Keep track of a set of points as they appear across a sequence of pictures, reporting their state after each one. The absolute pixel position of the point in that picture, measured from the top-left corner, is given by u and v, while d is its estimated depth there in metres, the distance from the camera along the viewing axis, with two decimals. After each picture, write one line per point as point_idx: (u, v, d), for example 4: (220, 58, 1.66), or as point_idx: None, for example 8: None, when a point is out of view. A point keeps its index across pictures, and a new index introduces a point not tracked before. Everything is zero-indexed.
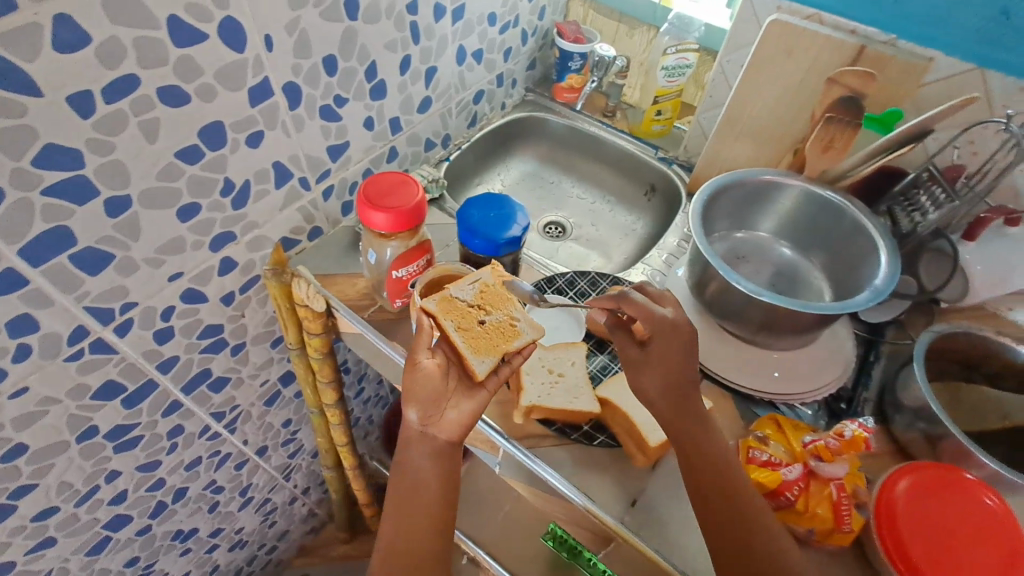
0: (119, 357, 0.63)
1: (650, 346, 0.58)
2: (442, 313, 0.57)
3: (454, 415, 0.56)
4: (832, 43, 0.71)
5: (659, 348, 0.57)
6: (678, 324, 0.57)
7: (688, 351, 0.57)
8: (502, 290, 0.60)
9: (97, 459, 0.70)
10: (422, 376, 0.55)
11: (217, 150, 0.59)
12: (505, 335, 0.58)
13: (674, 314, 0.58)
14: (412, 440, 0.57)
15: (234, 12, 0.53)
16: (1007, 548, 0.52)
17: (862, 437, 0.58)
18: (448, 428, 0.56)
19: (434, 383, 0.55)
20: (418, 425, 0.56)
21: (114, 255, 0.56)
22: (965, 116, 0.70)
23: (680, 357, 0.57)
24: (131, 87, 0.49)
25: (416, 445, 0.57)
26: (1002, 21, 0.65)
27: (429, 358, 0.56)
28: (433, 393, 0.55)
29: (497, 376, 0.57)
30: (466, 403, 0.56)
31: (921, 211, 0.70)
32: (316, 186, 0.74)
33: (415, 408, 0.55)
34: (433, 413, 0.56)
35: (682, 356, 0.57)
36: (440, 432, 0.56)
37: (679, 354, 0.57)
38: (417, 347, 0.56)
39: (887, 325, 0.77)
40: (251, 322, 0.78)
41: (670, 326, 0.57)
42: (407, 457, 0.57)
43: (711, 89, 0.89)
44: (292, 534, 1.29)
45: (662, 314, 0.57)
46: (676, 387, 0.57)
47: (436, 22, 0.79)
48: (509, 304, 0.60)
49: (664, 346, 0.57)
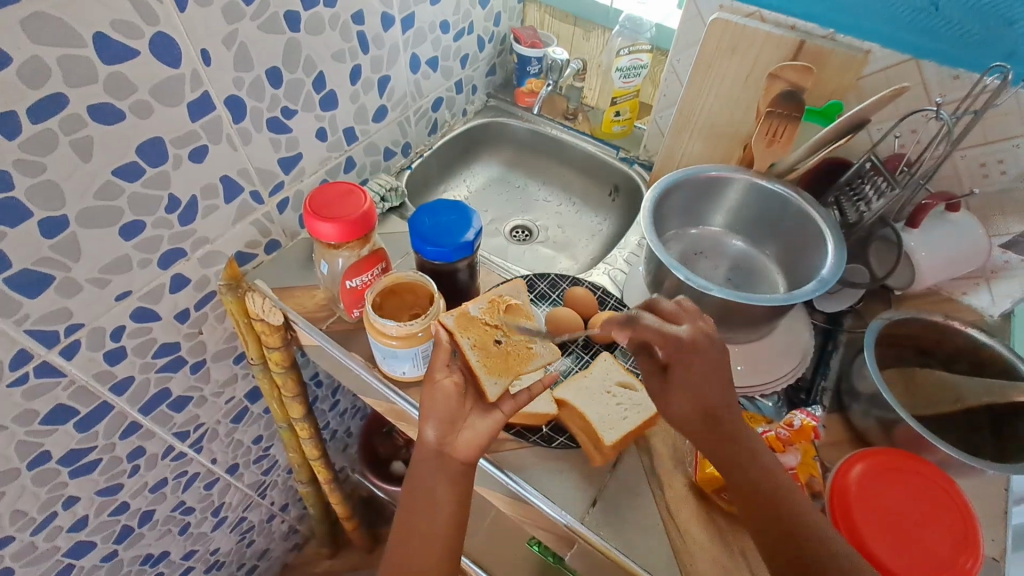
0: (67, 380, 0.62)
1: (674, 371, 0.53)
2: (460, 330, 0.57)
3: (468, 434, 0.55)
4: (772, 39, 0.73)
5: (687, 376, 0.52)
6: (704, 348, 0.52)
7: (711, 378, 0.52)
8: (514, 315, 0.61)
9: (53, 486, 0.69)
10: (440, 394, 0.54)
11: (158, 167, 0.59)
12: (520, 358, 0.59)
13: (692, 335, 0.52)
14: (428, 461, 0.55)
15: (165, 28, 0.53)
16: (959, 529, 0.53)
17: (811, 426, 0.59)
18: (463, 448, 0.54)
19: (452, 401, 0.54)
20: (434, 444, 0.54)
21: (54, 277, 0.55)
22: (904, 104, 0.72)
23: (707, 382, 0.52)
24: (59, 107, 0.49)
25: (431, 465, 0.54)
26: (932, 11, 0.67)
27: (447, 376, 0.55)
28: (450, 411, 0.54)
29: (513, 398, 0.56)
30: (482, 422, 0.55)
31: (866, 202, 0.71)
32: (270, 199, 0.74)
33: (432, 426, 0.54)
34: (448, 432, 0.54)
35: (709, 382, 0.52)
36: (456, 453, 0.54)
37: (711, 385, 0.52)
38: (435, 364, 0.55)
39: (845, 314, 0.77)
40: (210, 338, 0.77)
41: (689, 354, 0.52)
42: (418, 478, 0.55)
43: (665, 88, 0.90)
44: (273, 552, 1.27)
45: (680, 335, 0.51)
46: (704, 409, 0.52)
47: (385, 31, 0.79)
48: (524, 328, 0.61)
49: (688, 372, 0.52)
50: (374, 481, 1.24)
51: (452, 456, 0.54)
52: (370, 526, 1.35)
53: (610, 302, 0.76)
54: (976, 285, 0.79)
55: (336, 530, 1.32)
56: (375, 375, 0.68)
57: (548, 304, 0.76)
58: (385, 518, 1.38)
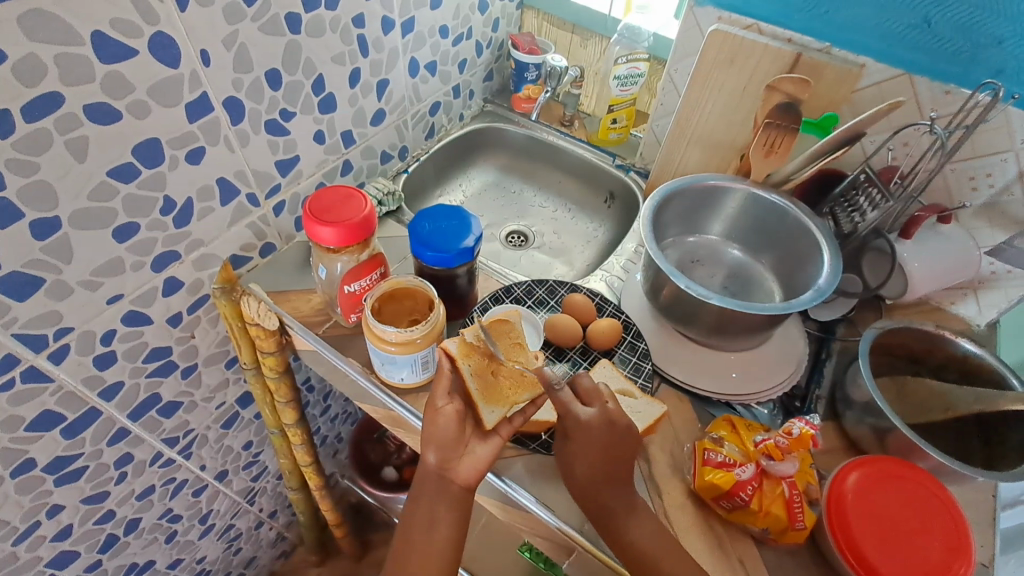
0: (55, 385, 0.60)
1: (573, 441, 0.55)
2: (461, 357, 0.57)
3: (470, 460, 0.54)
4: (770, 52, 0.74)
5: (580, 448, 0.54)
6: (598, 426, 0.54)
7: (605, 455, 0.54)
8: (514, 337, 0.60)
9: (36, 494, 0.67)
10: (442, 421, 0.53)
11: (155, 168, 0.58)
12: (519, 384, 0.57)
13: (594, 418, 0.54)
14: (428, 485, 0.54)
15: (165, 27, 0.53)
16: (952, 534, 0.54)
17: (810, 434, 0.57)
18: (465, 472, 0.54)
19: (454, 428, 0.53)
20: (435, 467, 0.54)
21: (43, 280, 0.54)
22: (897, 118, 0.74)
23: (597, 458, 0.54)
24: (54, 105, 0.48)
25: (431, 488, 0.54)
26: (924, 28, 0.69)
27: (449, 403, 0.54)
28: (450, 438, 0.53)
29: (510, 424, 0.55)
30: (481, 448, 0.55)
31: (861, 212, 0.74)
32: (266, 202, 0.73)
33: (433, 451, 0.54)
34: (450, 457, 0.54)
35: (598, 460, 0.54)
36: (457, 477, 0.54)
37: (598, 451, 0.54)
38: (437, 391, 0.55)
39: (837, 323, 0.79)
40: (202, 343, 0.75)
41: (585, 428, 0.54)
42: (418, 499, 0.54)
43: (662, 97, 0.91)
44: (260, 560, 1.24)
45: (579, 414, 0.54)
46: (601, 480, 0.54)
47: (385, 35, 0.79)
48: (522, 353, 0.60)
49: (583, 444, 0.54)
50: (365, 486, 1.22)
51: (453, 480, 0.54)
52: (360, 532, 1.34)
53: (608, 308, 0.76)
54: (964, 295, 0.81)
55: (325, 537, 1.30)
56: (372, 381, 0.67)
57: (546, 310, 0.76)
58: (374, 524, 1.36)
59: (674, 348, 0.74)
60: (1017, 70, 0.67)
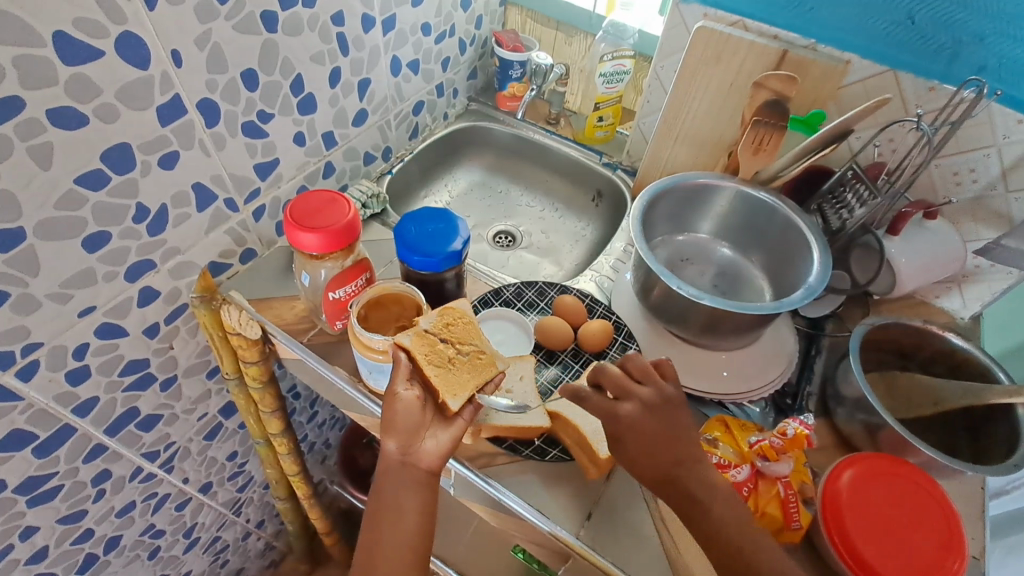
0: (25, 404, 0.58)
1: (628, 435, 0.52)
2: (416, 349, 0.52)
3: (432, 444, 0.51)
4: (756, 49, 0.74)
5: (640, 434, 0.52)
6: (644, 417, 0.52)
7: (661, 428, 0.51)
8: (467, 322, 0.55)
9: (8, 516, 0.64)
10: (401, 406, 0.51)
11: (125, 174, 0.55)
12: (476, 370, 0.53)
13: (638, 408, 0.52)
14: (390, 473, 0.51)
15: (133, 27, 0.50)
16: (945, 530, 0.54)
17: (804, 433, 0.58)
18: (427, 457, 0.51)
19: (413, 414, 0.51)
20: (397, 455, 0.51)
21: (9, 293, 0.51)
22: (883, 115, 0.74)
23: (659, 440, 0.51)
24: (14, 110, 0.45)
25: (393, 477, 0.51)
26: (908, 25, 0.70)
27: (408, 388, 0.52)
28: (412, 423, 0.51)
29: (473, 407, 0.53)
30: (444, 434, 0.52)
31: (848, 209, 0.74)
32: (245, 206, 0.70)
33: (393, 437, 0.51)
34: (412, 442, 0.51)
35: (670, 439, 0.51)
36: (420, 463, 0.51)
37: (660, 432, 0.51)
38: (394, 379, 0.52)
39: (826, 319, 0.79)
40: (181, 353, 0.72)
41: (635, 424, 0.52)
42: (382, 492, 0.51)
43: (649, 94, 0.90)
44: (248, 570, 1.22)
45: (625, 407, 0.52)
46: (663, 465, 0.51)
47: (366, 32, 0.76)
48: (475, 334, 0.55)
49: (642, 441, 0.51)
50: (354, 493, 1.22)
51: (416, 466, 0.51)
52: (350, 538, 1.31)
53: (599, 310, 0.75)
54: (948, 289, 0.82)
55: (315, 545, 1.28)
56: (359, 390, 0.65)
57: (536, 312, 0.75)
58: None
59: (665, 348, 0.73)
60: (999, 66, 0.68)
